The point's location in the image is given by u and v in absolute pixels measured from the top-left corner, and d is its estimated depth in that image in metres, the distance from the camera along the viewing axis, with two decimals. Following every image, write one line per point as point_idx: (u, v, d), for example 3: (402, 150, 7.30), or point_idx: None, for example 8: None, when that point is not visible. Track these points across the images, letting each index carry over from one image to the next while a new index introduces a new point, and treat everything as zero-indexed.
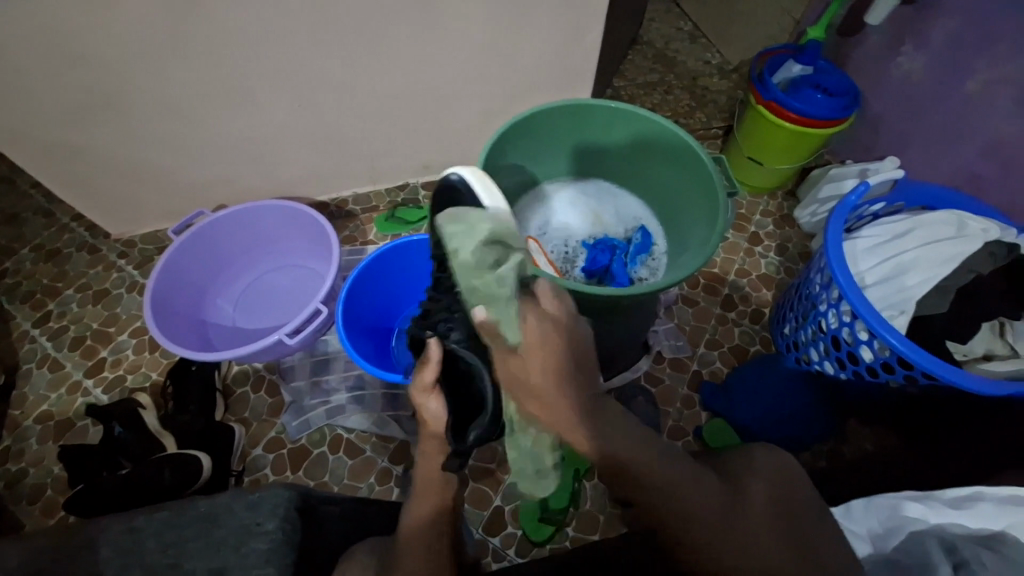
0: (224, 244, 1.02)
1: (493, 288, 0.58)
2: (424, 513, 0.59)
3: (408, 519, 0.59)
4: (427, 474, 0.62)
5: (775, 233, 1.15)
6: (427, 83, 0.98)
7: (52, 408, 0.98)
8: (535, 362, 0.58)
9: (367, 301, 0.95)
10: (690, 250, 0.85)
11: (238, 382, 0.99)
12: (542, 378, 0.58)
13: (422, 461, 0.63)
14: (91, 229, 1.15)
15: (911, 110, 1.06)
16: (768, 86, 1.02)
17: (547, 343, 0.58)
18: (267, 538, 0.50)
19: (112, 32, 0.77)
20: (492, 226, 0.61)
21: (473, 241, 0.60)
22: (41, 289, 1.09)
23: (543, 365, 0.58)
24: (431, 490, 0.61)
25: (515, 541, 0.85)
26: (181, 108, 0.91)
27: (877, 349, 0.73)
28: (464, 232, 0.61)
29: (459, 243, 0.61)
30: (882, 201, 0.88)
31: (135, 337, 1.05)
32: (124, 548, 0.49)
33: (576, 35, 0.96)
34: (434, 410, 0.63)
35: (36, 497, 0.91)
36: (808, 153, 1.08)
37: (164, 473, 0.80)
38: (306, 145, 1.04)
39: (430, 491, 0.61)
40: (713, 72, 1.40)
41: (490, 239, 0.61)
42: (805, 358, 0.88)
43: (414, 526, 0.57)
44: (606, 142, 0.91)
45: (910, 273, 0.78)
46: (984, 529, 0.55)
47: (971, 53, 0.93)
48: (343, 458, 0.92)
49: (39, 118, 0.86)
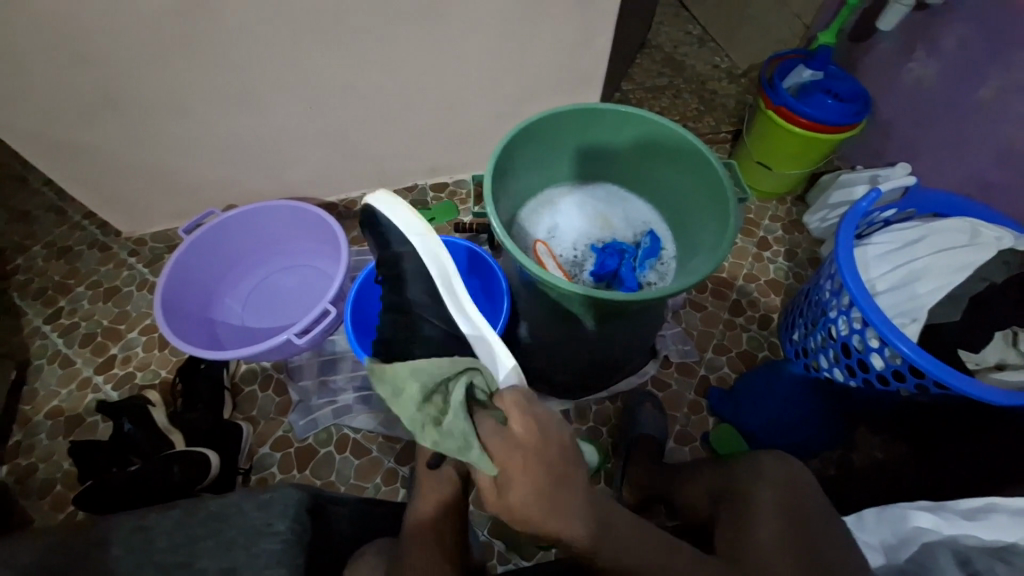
0: (234, 243, 1.02)
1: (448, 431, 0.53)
2: (429, 510, 0.60)
3: (413, 517, 0.60)
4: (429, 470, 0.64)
5: (784, 238, 1.15)
6: (436, 85, 0.98)
7: (62, 404, 0.99)
8: (518, 490, 0.50)
9: (375, 302, 0.96)
10: (699, 255, 0.84)
11: (246, 381, 1.00)
12: (526, 504, 0.50)
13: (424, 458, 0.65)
14: (103, 227, 1.17)
15: (923, 116, 1.05)
16: (778, 91, 1.01)
17: (526, 465, 0.51)
18: (277, 538, 0.50)
19: (128, 33, 0.78)
20: (419, 382, 0.55)
21: (407, 408, 0.55)
22: (52, 285, 1.11)
23: (526, 490, 0.50)
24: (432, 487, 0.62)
25: (520, 544, 0.85)
26: (193, 108, 0.92)
27: (888, 356, 0.73)
28: (396, 400, 0.56)
29: (399, 414, 0.56)
30: (893, 208, 0.87)
31: (144, 335, 1.06)
32: (136, 546, 0.49)
33: (586, 39, 0.96)
34: None
35: (46, 492, 0.92)
36: (818, 158, 1.07)
37: (172, 470, 0.81)
38: (315, 146, 1.05)
39: (435, 490, 0.62)
40: (722, 76, 1.40)
41: (421, 395, 0.55)
42: (814, 365, 0.87)
43: (419, 524, 0.58)
44: (616, 146, 0.91)
45: (921, 280, 0.78)
46: (998, 541, 0.55)
47: (984, 59, 0.92)
48: (349, 458, 0.93)
49: (54, 117, 0.87)
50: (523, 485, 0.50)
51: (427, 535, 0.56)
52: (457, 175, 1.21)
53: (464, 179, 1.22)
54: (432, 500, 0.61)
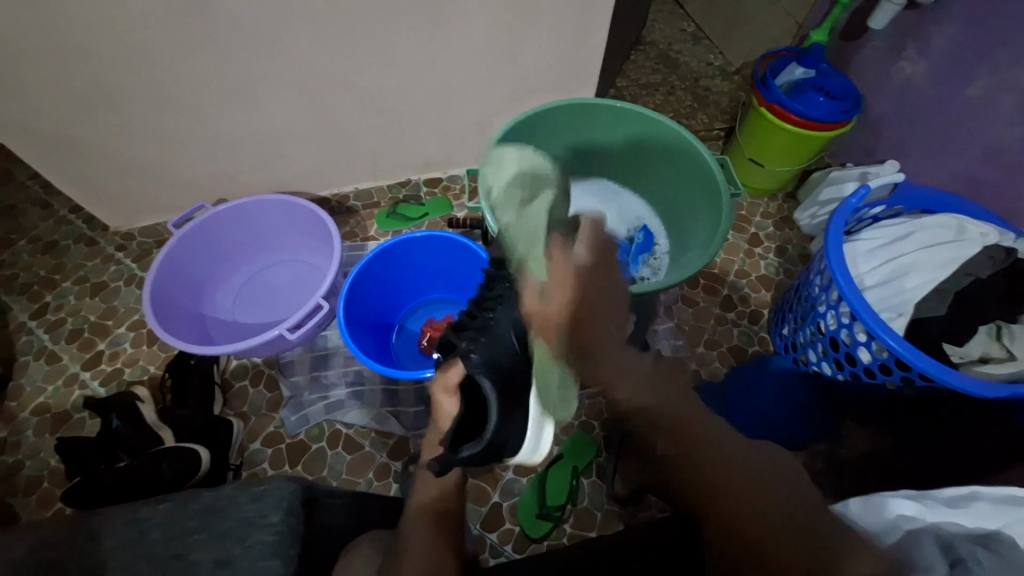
0: (223, 238, 1.01)
1: (517, 228, 0.66)
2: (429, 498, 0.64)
3: (416, 498, 0.65)
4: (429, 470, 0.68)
5: (775, 234, 1.16)
6: (433, 80, 0.98)
7: (49, 401, 0.97)
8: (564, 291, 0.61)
9: (368, 297, 0.95)
10: (691, 250, 0.85)
11: (237, 376, 0.99)
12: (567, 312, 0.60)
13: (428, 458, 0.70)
14: (89, 221, 1.15)
15: (912, 115, 1.07)
16: (771, 88, 1.02)
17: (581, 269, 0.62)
18: (271, 530, 0.50)
19: (118, 26, 0.77)
20: (522, 165, 0.72)
21: (506, 193, 0.69)
22: (38, 280, 1.09)
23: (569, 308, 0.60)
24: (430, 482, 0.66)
25: (513, 537, 0.85)
26: (183, 101, 0.90)
27: (876, 350, 0.75)
28: (496, 170, 0.73)
29: (495, 186, 0.72)
30: (882, 204, 0.88)
31: (133, 330, 1.04)
32: (128, 539, 0.49)
33: (581, 35, 0.96)
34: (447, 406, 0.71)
35: (32, 490, 0.90)
36: (810, 156, 1.08)
37: (162, 466, 0.80)
38: (308, 140, 1.04)
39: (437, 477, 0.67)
40: (716, 74, 1.40)
41: (520, 173, 0.71)
42: (804, 359, 0.90)
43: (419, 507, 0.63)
44: (610, 141, 0.91)
45: (908, 275, 0.79)
46: (979, 528, 0.56)
47: (973, 59, 0.94)
48: (341, 453, 0.92)
49: (40, 109, 0.85)
50: (567, 287, 0.60)
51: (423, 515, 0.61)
52: (451, 170, 1.21)
53: (458, 174, 1.22)
54: (434, 490, 0.65)
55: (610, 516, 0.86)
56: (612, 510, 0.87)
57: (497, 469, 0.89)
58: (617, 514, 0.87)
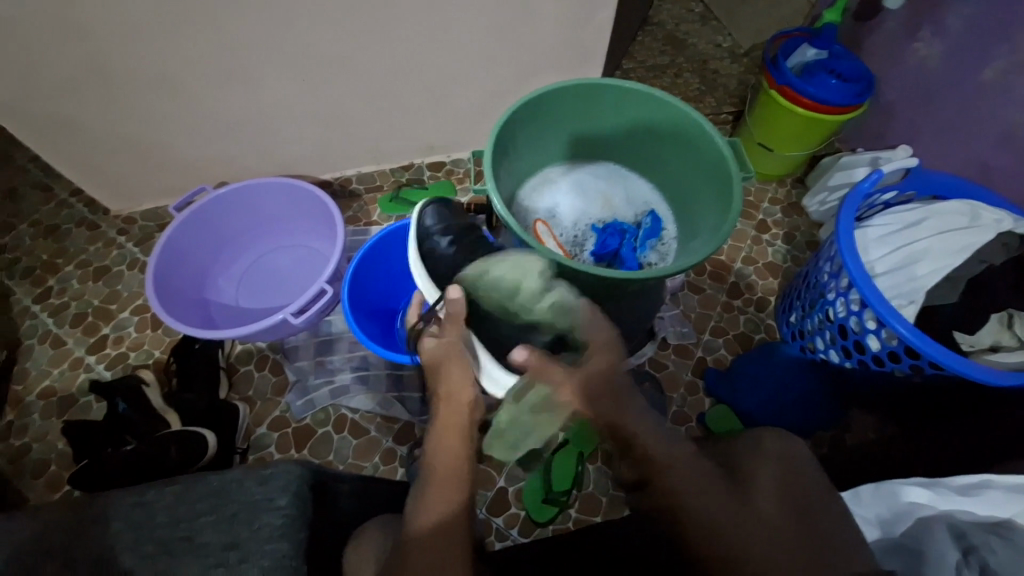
0: (224, 221, 1.00)
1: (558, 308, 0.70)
2: (438, 520, 0.53)
3: (418, 517, 0.54)
4: (442, 457, 0.59)
5: (784, 221, 1.14)
6: (436, 60, 0.96)
7: (55, 384, 0.98)
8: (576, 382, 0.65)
9: (373, 280, 0.94)
10: (701, 235, 0.84)
11: (242, 361, 0.99)
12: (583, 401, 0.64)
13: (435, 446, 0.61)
14: (89, 205, 1.13)
15: (925, 99, 1.04)
16: (783, 70, 1.00)
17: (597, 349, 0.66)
18: (279, 513, 0.50)
19: (112, 4, 0.75)
20: (539, 261, 0.71)
21: (532, 278, 0.70)
22: (40, 265, 1.08)
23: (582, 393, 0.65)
24: (443, 477, 0.58)
25: (519, 521, 0.86)
26: (180, 81, 0.88)
27: (885, 338, 0.73)
28: (518, 271, 0.71)
29: (528, 285, 0.70)
30: (894, 190, 0.87)
31: (136, 315, 1.04)
32: (135, 522, 0.50)
33: (586, 14, 0.93)
34: (459, 376, 0.66)
35: (40, 472, 0.91)
36: (821, 140, 1.06)
37: (170, 450, 0.80)
38: (309, 122, 1.02)
39: (448, 477, 0.57)
40: (725, 56, 1.37)
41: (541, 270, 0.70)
42: (812, 346, 0.88)
43: (424, 531, 0.53)
44: (619, 124, 0.89)
45: (920, 262, 0.78)
46: (990, 516, 0.57)
47: (991, 39, 0.91)
48: (347, 438, 0.93)
49: (35, 90, 0.84)
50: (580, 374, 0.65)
51: (429, 544, 0.51)
52: (454, 153, 1.19)
53: (461, 158, 1.20)
54: (446, 503, 0.55)
55: (616, 501, 0.87)
56: (617, 495, 0.88)
57: None
58: (622, 499, 0.88)
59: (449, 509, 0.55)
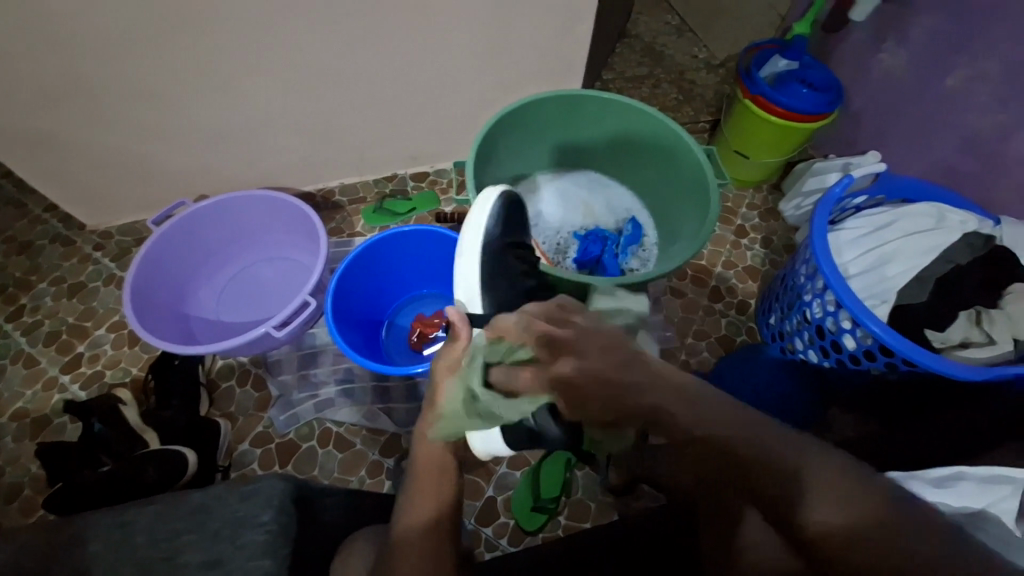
0: (206, 235, 0.99)
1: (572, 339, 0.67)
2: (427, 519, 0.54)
3: (405, 518, 0.54)
4: (421, 463, 0.59)
5: (761, 226, 1.17)
6: (418, 71, 0.97)
7: (27, 406, 0.95)
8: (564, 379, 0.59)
9: (358, 291, 0.93)
10: (681, 241, 0.86)
11: (223, 376, 0.97)
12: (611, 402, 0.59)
13: (416, 445, 0.61)
14: (65, 220, 1.11)
15: (893, 107, 1.08)
16: (756, 80, 1.03)
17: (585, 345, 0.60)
18: (263, 529, 0.49)
19: (91, 20, 0.75)
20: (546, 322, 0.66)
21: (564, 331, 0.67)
22: (12, 282, 1.05)
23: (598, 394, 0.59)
24: (426, 478, 0.58)
25: (508, 531, 0.86)
26: (162, 95, 0.88)
27: (860, 337, 0.76)
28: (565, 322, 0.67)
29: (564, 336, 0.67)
30: (864, 194, 0.90)
31: (113, 332, 1.02)
32: (113, 543, 0.48)
33: (565, 27, 0.95)
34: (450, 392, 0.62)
35: (12, 498, 0.88)
36: (793, 147, 1.09)
37: (147, 470, 0.78)
38: (291, 135, 1.02)
39: (433, 473, 0.58)
40: (700, 66, 1.41)
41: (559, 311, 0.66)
42: (790, 348, 0.92)
43: (415, 530, 0.53)
44: (599, 135, 0.91)
45: (891, 263, 0.81)
46: (967, 507, 0.59)
47: (951, 49, 0.95)
48: (332, 452, 0.92)
49: (12, 104, 0.82)
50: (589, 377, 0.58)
51: (422, 545, 0.51)
52: (439, 164, 1.20)
53: (445, 168, 1.21)
54: (430, 502, 0.56)
55: (605, 507, 0.87)
56: (605, 500, 0.88)
57: (490, 464, 0.90)
58: (611, 505, 0.88)
59: (432, 505, 0.55)
